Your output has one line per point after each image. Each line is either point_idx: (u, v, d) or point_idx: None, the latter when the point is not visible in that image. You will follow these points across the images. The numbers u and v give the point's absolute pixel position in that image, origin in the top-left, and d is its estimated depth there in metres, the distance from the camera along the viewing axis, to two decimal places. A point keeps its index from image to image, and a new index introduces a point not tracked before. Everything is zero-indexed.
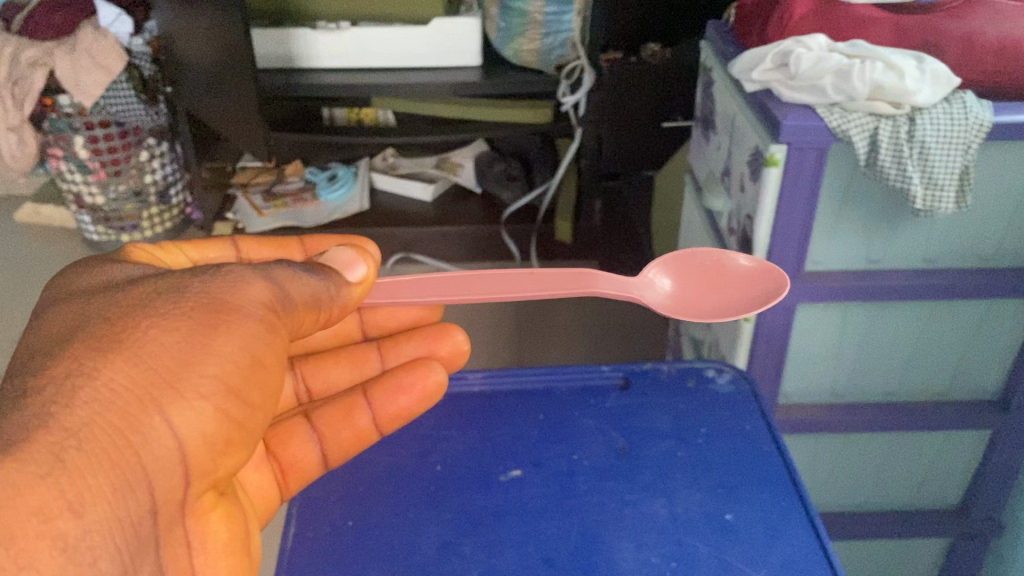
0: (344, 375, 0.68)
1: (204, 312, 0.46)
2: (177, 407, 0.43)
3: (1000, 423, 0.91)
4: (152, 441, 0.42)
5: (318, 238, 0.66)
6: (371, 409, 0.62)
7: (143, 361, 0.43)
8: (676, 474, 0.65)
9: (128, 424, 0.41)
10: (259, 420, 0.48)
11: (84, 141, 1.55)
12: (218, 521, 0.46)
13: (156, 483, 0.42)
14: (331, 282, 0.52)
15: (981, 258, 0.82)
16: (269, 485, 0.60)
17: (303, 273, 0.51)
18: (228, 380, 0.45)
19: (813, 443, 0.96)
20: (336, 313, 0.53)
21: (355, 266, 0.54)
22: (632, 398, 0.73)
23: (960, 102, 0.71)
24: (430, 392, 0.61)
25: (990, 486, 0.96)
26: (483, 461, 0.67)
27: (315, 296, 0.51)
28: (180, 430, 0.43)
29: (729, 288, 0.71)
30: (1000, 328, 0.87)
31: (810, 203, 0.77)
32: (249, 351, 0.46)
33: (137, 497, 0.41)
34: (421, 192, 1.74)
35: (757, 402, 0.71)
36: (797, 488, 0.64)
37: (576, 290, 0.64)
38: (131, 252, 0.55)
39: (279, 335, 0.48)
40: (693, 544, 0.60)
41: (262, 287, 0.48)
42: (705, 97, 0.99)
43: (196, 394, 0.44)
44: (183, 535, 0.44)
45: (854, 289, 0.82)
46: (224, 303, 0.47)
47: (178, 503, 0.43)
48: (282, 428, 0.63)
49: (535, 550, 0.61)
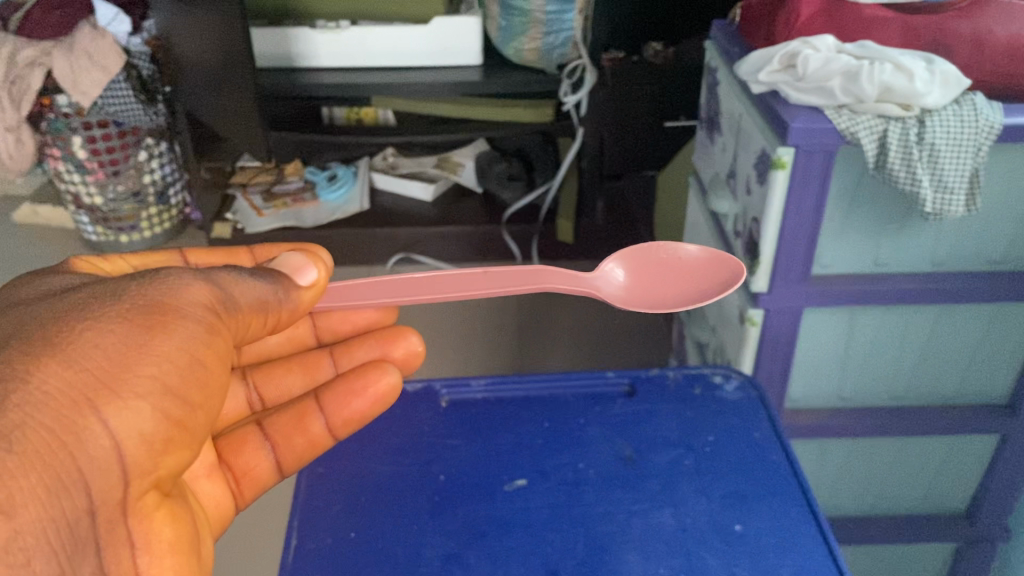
0: (297, 382, 0.70)
1: (140, 314, 0.46)
2: (114, 408, 0.43)
3: (1010, 428, 0.90)
4: (88, 441, 0.42)
5: (267, 247, 0.69)
6: (321, 413, 0.62)
7: (76, 362, 0.43)
8: (684, 483, 0.64)
9: (62, 425, 0.41)
10: (201, 421, 0.48)
11: (83, 142, 1.54)
12: (163, 520, 0.45)
13: (93, 483, 0.42)
14: (278, 285, 0.52)
15: (990, 262, 0.81)
16: (223, 494, 0.61)
17: (246, 277, 0.51)
18: (165, 380, 0.45)
19: (820, 448, 0.95)
20: (285, 317, 0.53)
21: (305, 270, 0.54)
22: (637, 405, 0.72)
23: (970, 104, 0.70)
24: (383, 394, 0.61)
25: (998, 491, 0.95)
26: (487, 470, 0.66)
27: (260, 300, 0.51)
28: (116, 430, 0.43)
29: (681, 279, 0.71)
30: (1010, 331, 0.86)
31: (816, 204, 0.75)
32: (186, 351, 0.47)
33: (73, 498, 0.41)
34: (421, 192, 1.73)
35: (765, 409, 0.70)
36: (807, 498, 0.63)
37: (527, 288, 0.64)
38: (74, 263, 0.57)
39: (219, 336, 0.49)
40: (702, 557, 0.59)
41: (203, 289, 0.49)
42: (710, 98, 0.98)
43: (132, 394, 0.44)
44: (125, 535, 0.43)
45: (862, 293, 0.81)
46: (162, 305, 0.47)
47: (119, 503, 0.43)
48: (235, 436, 0.64)
49: (542, 561, 0.60)
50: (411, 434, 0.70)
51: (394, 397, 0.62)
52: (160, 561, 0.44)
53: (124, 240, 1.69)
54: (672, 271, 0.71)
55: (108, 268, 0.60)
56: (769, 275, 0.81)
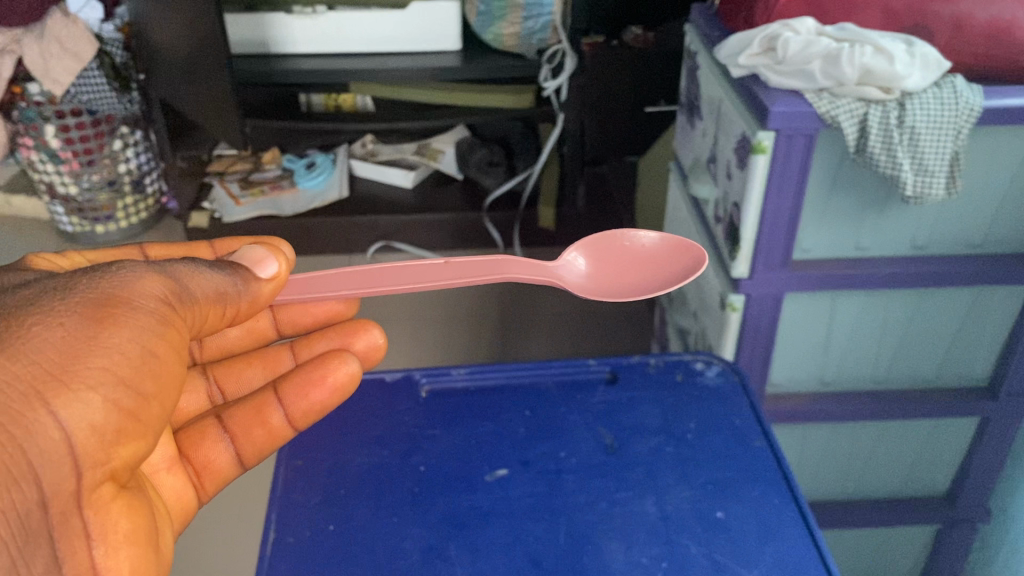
0: (257, 376, 0.70)
1: (90, 305, 0.45)
2: (65, 400, 0.42)
3: (990, 410, 0.91)
4: (39, 434, 0.41)
5: (227, 241, 0.69)
6: (281, 404, 0.62)
7: (25, 355, 0.42)
8: (665, 471, 0.64)
9: (11, 416, 0.41)
10: (156, 411, 0.47)
11: (55, 131, 1.51)
12: (119, 511, 0.45)
13: (44, 476, 0.41)
14: (236, 276, 0.52)
15: (971, 245, 0.81)
16: (185, 488, 0.60)
17: (204, 269, 0.51)
18: (118, 371, 0.45)
19: (800, 433, 0.95)
20: (243, 309, 0.52)
21: (266, 262, 0.54)
22: (619, 393, 0.71)
23: (950, 86, 0.69)
24: (343, 384, 0.61)
25: (978, 473, 0.95)
26: (467, 460, 0.66)
27: (218, 292, 0.51)
28: (68, 422, 0.42)
29: (642, 270, 0.70)
30: (990, 314, 0.86)
31: (796, 189, 0.75)
32: (139, 343, 0.46)
33: (22, 492, 0.41)
34: (401, 179, 1.72)
35: (746, 395, 0.70)
36: (788, 483, 0.62)
37: (488, 278, 0.63)
38: (29, 262, 0.57)
39: (174, 327, 0.48)
40: (685, 545, 0.59)
41: (157, 281, 0.48)
42: (690, 82, 0.97)
43: (84, 385, 0.43)
44: (80, 527, 0.43)
45: (843, 277, 0.81)
46: (111, 295, 0.46)
47: (73, 494, 0.43)
48: (193, 429, 0.64)
49: (523, 551, 0.59)
50: (389, 424, 0.69)
51: (354, 387, 0.62)
52: (116, 553, 0.44)
53: (99, 231, 1.66)
54: (634, 260, 0.71)
55: (66, 263, 0.59)
56: (750, 260, 0.80)
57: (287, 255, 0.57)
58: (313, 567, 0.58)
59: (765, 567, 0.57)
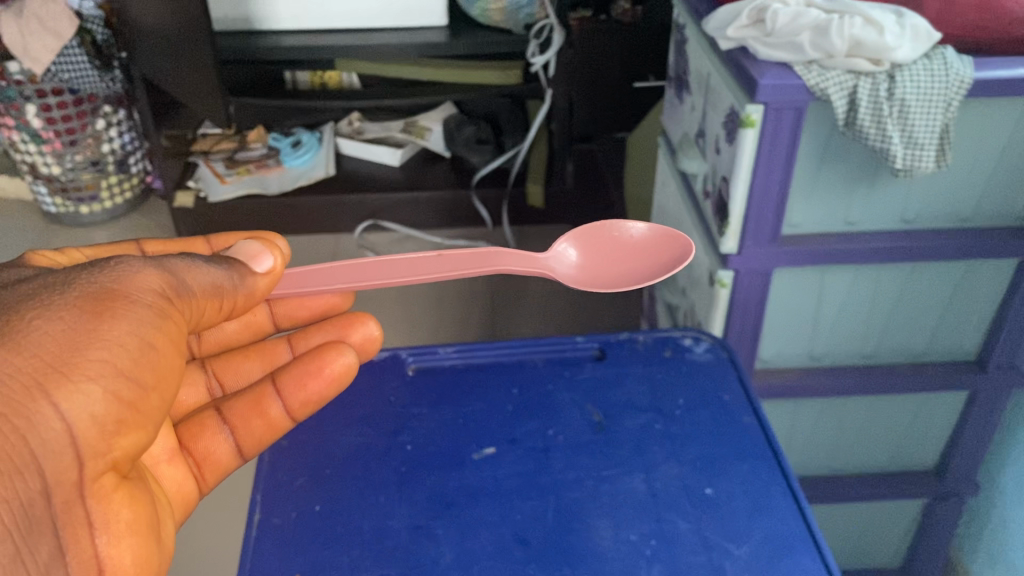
0: (256, 369, 0.69)
1: (89, 299, 0.45)
2: (66, 392, 0.42)
3: (979, 384, 0.91)
4: (40, 425, 0.41)
5: (224, 234, 0.68)
6: (279, 397, 0.60)
7: (25, 348, 0.42)
8: (653, 448, 0.64)
9: (13, 408, 0.41)
10: (156, 402, 0.47)
11: (37, 110, 1.50)
12: (121, 501, 0.44)
13: (46, 466, 0.41)
14: (234, 271, 0.51)
15: (960, 219, 0.80)
16: (186, 480, 0.59)
17: (201, 264, 0.50)
18: (118, 363, 0.44)
19: (790, 408, 0.95)
20: (240, 303, 0.52)
21: (261, 257, 0.53)
22: (607, 370, 0.70)
23: (940, 58, 0.68)
24: (340, 376, 0.60)
25: (966, 447, 0.95)
26: (455, 438, 0.65)
27: (214, 286, 0.50)
28: (69, 414, 0.42)
29: (632, 260, 0.70)
30: (979, 288, 0.85)
31: (785, 165, 0.74)
32: (138, 337, 0.45)
33: (26, 482, 0.41)
34: (389, 157, 1.71)
35: (735, 371, 0.69)
36: (777, 459, 0.62)
37: (481, 270, 0.63)
38: (28, 256, 0.55)
39: (173, 321, 0.47)
40: (673, 521, 0.58)
41: (154, 275, 0.47)
42: (678, 56, 0.96)
43: (84, 377, 0.43)
44: (83, 516, 0.43)
45: (832, 251, 0.80)
46: (110, 289, 0.45)
47: (75, 484, 0.42)
48: (193, 421, 0.62)
49: (511, 530, 0.58)
50: (376, 404, 0.68)
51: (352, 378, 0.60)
52: (118, 541, 0.44)
53: (84, 212, 1.64)
54: (624, 250, 0.70)
55: (65, 260, 0.58)
56: (738, 235, 0.79)
57: (283, 249, 0.56)
58: (299, 547, 0.58)
59: (753, 544, 0.57)
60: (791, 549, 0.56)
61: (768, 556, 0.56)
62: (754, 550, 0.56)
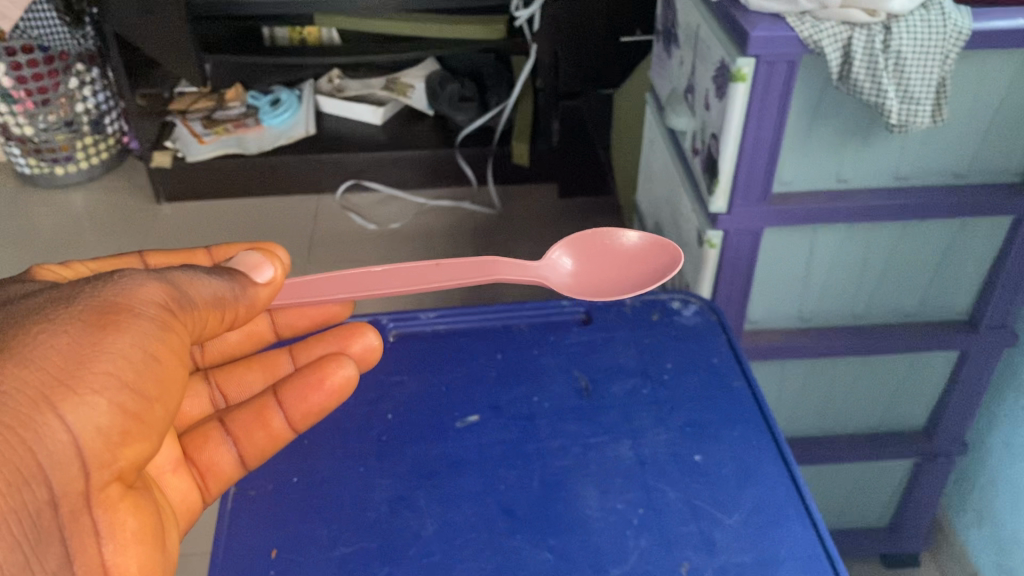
0: (259, 382, 0.64)
1: (92, 312, 0.42)
2: (71, 404, 0.40)
3: (970, 344, 0.89)
4: (46, 437, 0.39)
5: (225, 246, 0.63)
6: (280, 408, 0.55)
7: (30, 361, 0.40)
8: (641, 413, 0.62)
9: (19, 420, 0.39)
10: (162, 413, 0.44)
11: (7, 70, 1.50)
12: (127, 510, 0.42)
13: (53, 476, 0.39)
14: (235, 282, 0.47)
15: (954, 175, 0.78)
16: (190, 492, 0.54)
17: (203, 275, 0.47)
18: (123, 376, 0.42)
19: (780, 369, 0.94)
20: (242, 314, 0.48)
21: (263, 267, 0.49)
22: (594, 333, 0.69)
23: (938, 7, 0.65)
24: (341, 388, 0.54)
25: (956, 407, 0.94)
26: (437, 406, 0.63)
27: (216, 297, 0.46)
28: (75, 425, 0.40)
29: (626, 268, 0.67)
30: (972, 246, 0.84)
31: (778, 117, 0.72)
32: (142, 350, 0.43)
33: (33, 492, 0.39)
34: (371, 116, 1.67)
35: (725, 334, 0.67)
36: (768, 424, 0.60)
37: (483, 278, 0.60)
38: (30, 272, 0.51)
39: (177, 334, 0.44)
40: (661, 489, 0.57)
41: (157, 287, 0.44)
42: (666, 7, 0.93)
43: (89, 389, 0.41)
44: (90, 525, 0.41)
45: (824, 209, 0.78)
46: (114, 300, 0.43)
47: (81, 494, 0.40)
48: (195, 433, 0.57)
49: (495, 500, 0.57)
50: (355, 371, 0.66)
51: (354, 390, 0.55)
52: (125, 550, 0.42)
53: (59, 172, 1.66)
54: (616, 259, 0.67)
55: (66, 274, 0.54)
56: (728, 195, 0.77)
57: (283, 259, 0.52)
58: (276, 521, 0.56)
59: (744, 512, 0.55)
60: (782, 516, 0.55)
61: (759, 524, 0.54)
62: (745, 518, 0.55)
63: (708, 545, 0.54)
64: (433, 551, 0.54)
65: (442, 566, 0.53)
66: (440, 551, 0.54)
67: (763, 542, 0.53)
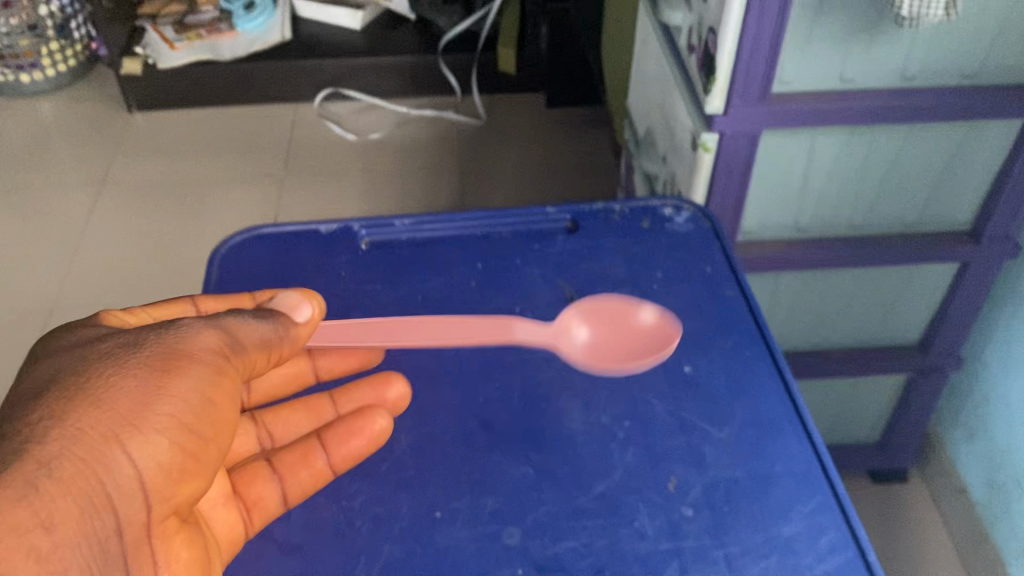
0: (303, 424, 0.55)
1: (155, 359, 0.43)
2: (136, 441, 0.41)
3: (971, 255, 0.86)
4: (114, 470, 0.40)
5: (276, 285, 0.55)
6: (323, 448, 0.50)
7: (101, 402, 0.41)
8: (628, 324, 0.58)
9: (91, 453, 0.40)
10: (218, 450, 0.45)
11: None
12: (182, 543, 0.43)
13: (119, 507, 0.40)
14: (279, 324, 0.49)
15: (964, 75, 0.73)
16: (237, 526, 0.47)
17: (249, 320, 0.48)
18: (183, 418, 0.43)
19: (773, 281, 0.91)
20: (286, 354, 0.50)
21: (300, 306, 0.51)
22: (580, 241, 0.64)
23: None
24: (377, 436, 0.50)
25: (952, 321, 0.92)
26: (412, 316, 0.59)
27: (262, 340, 0.48)
28: (140, 460, 0.41)
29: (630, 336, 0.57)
30: (978, 152, 0.79)
31: (779, 7, 0.66)
32: (199, 394, 0.44)
33: (104, 521, 0.39)
34: (349, 20, 1.60)
35: (720, 244, 0.63)
36: (763, 335, 0.57)
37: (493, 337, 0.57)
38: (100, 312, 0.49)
39: (230, 377, 0.45)
40: (648, 402, 0.54)
41: (209, 335, 0.45)
42: None
43: (153, 428, 0.42)
44: (150, 557, 0.41)
45: (826, 111, 0.73)
46: (175, 348, 0.44)
47: (144, 525, 0.41)
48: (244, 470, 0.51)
49: (473, 413, 0.54)
50: (325, 279, 0.62)
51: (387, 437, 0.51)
52: None
53: (25, 79, 1.61)
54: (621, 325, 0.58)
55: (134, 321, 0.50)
56: (725, 95, 0.72)
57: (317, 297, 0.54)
58: None
59: (735, 426, 0.52)
60: (775, 430, 0.52)
61: (752, 438, 0.52)
62: (736, 432, 0.52)
63: (696, 460, 0.51)
64: (407, 467, 0.51)
65: (417, 482, 0.50)
66: (414, 467, 0.51)
67: (756, 458, 0.51)
